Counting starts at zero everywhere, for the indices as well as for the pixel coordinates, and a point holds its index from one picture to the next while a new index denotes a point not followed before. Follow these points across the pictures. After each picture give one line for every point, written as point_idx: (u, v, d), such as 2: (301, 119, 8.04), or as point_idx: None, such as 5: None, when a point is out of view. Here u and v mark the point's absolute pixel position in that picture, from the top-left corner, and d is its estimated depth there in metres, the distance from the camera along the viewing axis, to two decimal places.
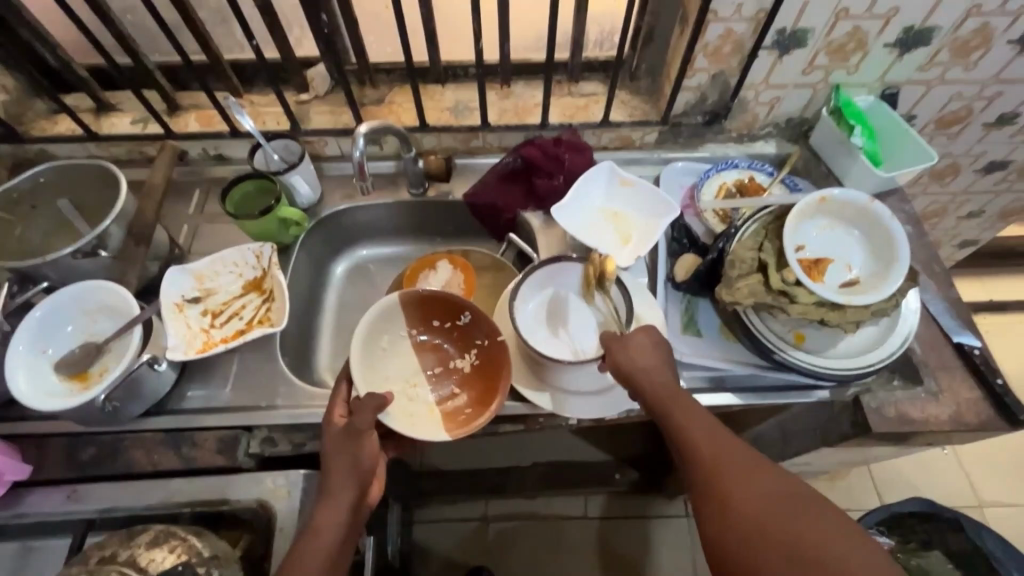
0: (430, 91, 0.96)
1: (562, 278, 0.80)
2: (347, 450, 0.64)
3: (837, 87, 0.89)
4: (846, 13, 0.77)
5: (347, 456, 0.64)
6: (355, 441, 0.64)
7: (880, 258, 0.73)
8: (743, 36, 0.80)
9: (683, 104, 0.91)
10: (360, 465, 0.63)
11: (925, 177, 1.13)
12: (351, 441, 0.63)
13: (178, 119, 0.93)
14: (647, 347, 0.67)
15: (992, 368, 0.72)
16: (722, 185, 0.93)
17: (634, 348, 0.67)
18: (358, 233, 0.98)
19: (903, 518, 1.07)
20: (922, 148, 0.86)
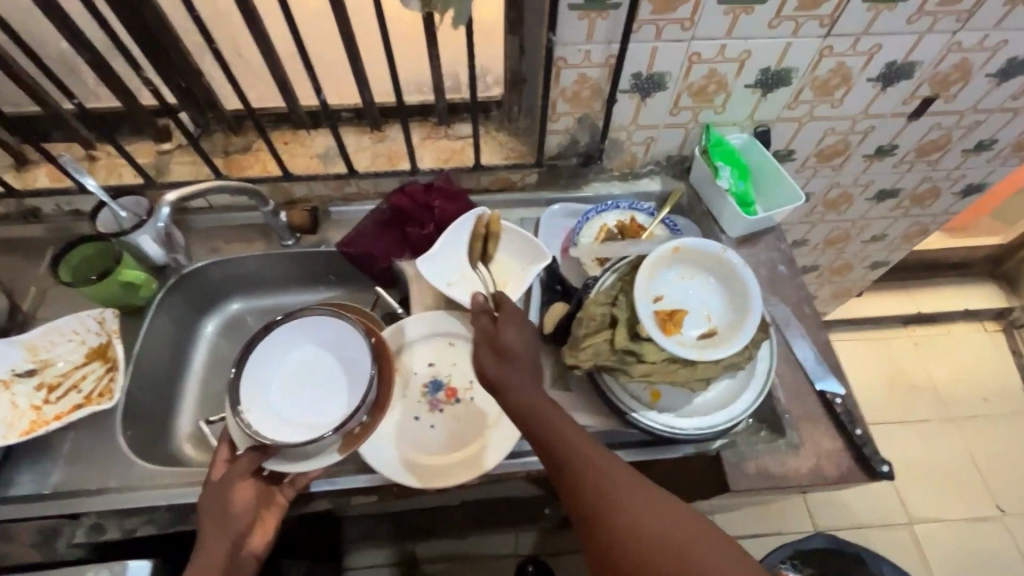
0: (300, 138, 0.92)
1: (276, 350, 0.75)
2: (222, 502, 0.64)
3: (708, 126, 0.88)
4: (698, 57, 0.76)
5: (221, 514, 0.63)
6: (227, 492, 0.64)
7: (737, 306, 0.71)
8: (599, 81, 0.78)
9: (555, 146, 0.89)
10: (231, 523, 0.63)
11: (820, 207, 1.13)
12: (223, 488, 0.64)
13: (25, 174, 0.88)
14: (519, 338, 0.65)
15: (853, 418, 0.71)
16: (602, 226, 0.91)
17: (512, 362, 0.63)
18: (230, 286, 0.94)
19: (811, 554, 1.05)
20: (791, 188, 0.86)
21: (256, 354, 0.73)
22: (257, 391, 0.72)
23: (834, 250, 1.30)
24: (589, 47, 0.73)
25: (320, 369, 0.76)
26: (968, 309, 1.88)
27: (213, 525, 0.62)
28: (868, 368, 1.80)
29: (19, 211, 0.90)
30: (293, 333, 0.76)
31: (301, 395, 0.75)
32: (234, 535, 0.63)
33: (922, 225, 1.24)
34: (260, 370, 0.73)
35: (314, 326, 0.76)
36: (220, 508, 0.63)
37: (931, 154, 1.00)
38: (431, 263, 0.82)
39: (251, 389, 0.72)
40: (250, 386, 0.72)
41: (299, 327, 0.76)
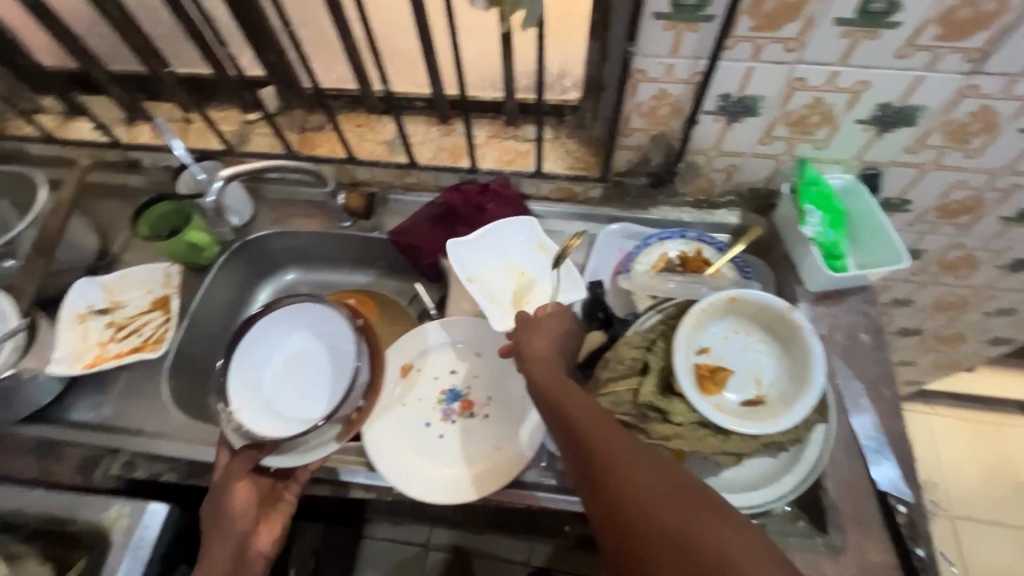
0: (370, 122, 0.93)
1: (264, 341, 0.78)
2: (226, 504, 0.64)
3: (804, 160, 0.77)
4: (801, 83, 0.66)
5: (226, 517, 0.64)
6: (229, 494, 0.65)
7: (794, 376, 0.62)
8: (680, 99, 0.71)
9: (625, 162, 0.83)
10: (233, 525, 0.64)
11: (934, 267, 0.96)
12: (222, 489, 0.65)
13: (132, 129, 0.97)
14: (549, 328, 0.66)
15: (915, 534, 0.59)
16: (662, 254, 0.84)
17: (540, 352, 0.64)
18: (288, 258, 0.98)
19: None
20: (894, 245, 0.73)
21: (247, 345, 0.76)
22: (244, 389, 0.74)
23: (945, 317, 1.12)
24: (672, 61, 0.66)
25: (302, 365, 0.79)
26: None
27: (217, 527, 0.63)
28: (969, 454, 1.55)
29: (124, 161, 0.99)
30: (279, 330, 0.79)
31: (287, 390, 0.77)
32: (238, 535, 0.64)
33: None
34: (244, 372, 0.75)
35: (306, 313, 0.79)
36: (219, 511, 0.64)
37: None
38: (454, 254, 0.78)
39: (239, 390, 0.73)
40: (237, 386, 0.73)
41: (281, 323, 0.79)
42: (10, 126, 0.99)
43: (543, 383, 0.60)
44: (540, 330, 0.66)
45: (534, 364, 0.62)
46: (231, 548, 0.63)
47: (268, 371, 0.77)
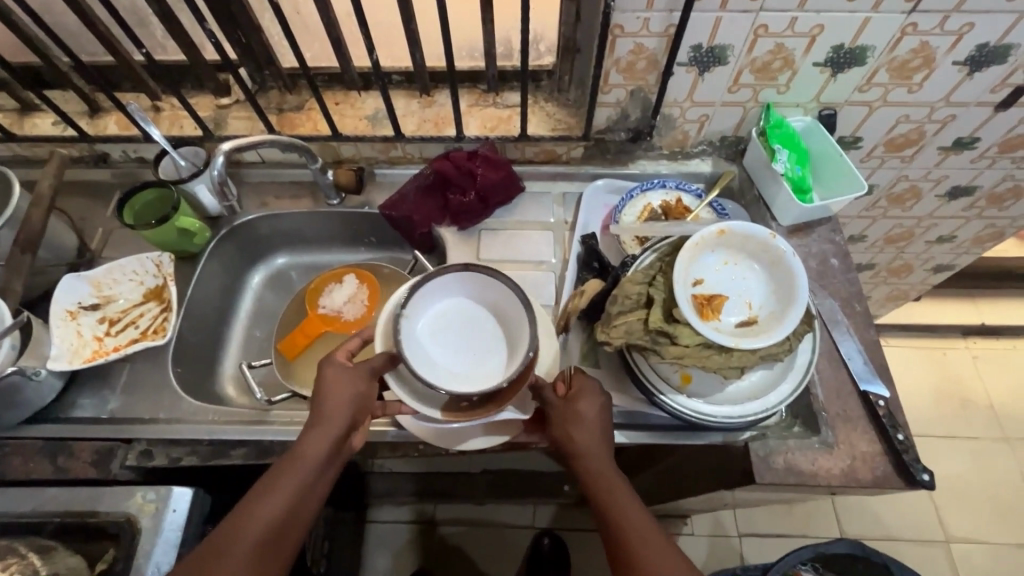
0: (350, 99, 0.93)
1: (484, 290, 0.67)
2: (345, 389, 0.64)
3: (769, 106, 0.83)
4: (764, 30, 0.72)
5: (342, 400, 0.64)
6: (352, 381, 0.64)
7: (781, 295, 0.68)
8: (656, 52, 0.75)
9: (605, 119, 0.87)
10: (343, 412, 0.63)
11: (883, 201, 1.06)
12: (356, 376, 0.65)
13: (97, 121, 0.93)
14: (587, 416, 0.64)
15: (895, 422, 0.68)
16: (647, 205, 0.89)
17: (580, 419, 0.64)
18: (277, 241, 0.97)
19: (834, 560, 1.02)
20: (853, 174, 0.81)
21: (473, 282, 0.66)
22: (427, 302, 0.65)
23: (894, 249, 1.23)
24: (648, 15, 0.70)
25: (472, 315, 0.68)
26: None
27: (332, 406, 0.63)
28: (919, 378, 1.71)
29: (91, 156, 0.95)
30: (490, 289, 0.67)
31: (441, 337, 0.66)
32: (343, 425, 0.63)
33: (998, 229, 1.15)
34: (440, 291, 0.66)
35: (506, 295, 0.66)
36: (350, 394, 0.64)
37: (1016, 150, 0.92)
38: None
39: (414, 299, 0.64)
40: (414, 298, 0.64)
41: (486, 283, 0.66)
42: None
43: (576, 455, 0.64)
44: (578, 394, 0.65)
45: (571, 435, 0.64)
46: (338, 435, 0.63)
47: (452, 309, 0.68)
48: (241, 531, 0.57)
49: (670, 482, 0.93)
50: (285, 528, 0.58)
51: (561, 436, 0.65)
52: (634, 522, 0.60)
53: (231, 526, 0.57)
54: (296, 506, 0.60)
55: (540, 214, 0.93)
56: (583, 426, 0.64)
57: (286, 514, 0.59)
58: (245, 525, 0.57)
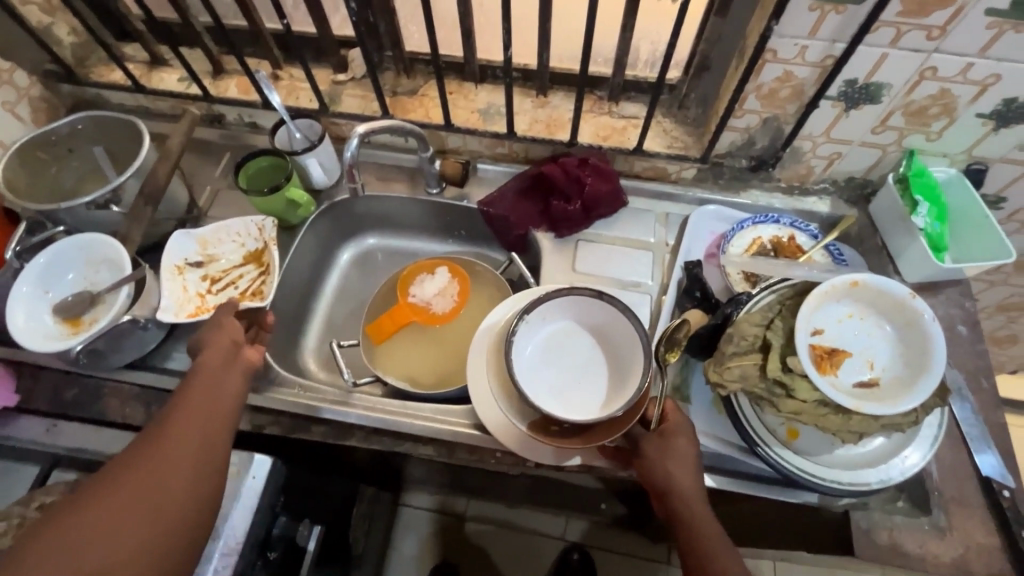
0: (464, 90, 0.92)
1: (611, 328, 0.69)
2: (218, 336, 0.66)
3: (912, 152, 0.77)
4: (932, 72, 0.66)
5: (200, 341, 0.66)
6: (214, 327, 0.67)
7: (909, 362, 0.63)
8: (804, 82, 0.71)
9: (727, 144, 0.83)
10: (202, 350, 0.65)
11: (1009, 268, 0.98)
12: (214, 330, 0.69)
13: (219, 82, 0.95)
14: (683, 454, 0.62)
15: (1021, 518, 0.62)
16: (756, 238, 0.85)
17: (673, 455, 0.62)
18: (370, 222, 0.98)
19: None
20: (999, 239, 0.75)
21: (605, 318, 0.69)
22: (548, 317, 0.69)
23: (1004, 319, 1.13)
24: (807, 42, 0.66)
25: (586, 349, 0.70)
26: None
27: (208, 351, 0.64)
28: None
29: (207, 115, 0.97)
30: (614, 327, 0.69)
31: (556, 357, 0.70)
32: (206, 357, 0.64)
33: None
34: (566, 309, 0.70)
35: (630, 339, 0.67)
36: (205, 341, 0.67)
37: None
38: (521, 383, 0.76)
39: (543, 312, 0.69)
40: (544, 311, 0.69)
41: (616, 320, 0.68)
42: (93, 73, 0.97)
43: (670, 490, 0.61)
44: (672, 428, 0.64)
45: (667, 469, 0.61)
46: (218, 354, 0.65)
47: (573, 337, 0.71)
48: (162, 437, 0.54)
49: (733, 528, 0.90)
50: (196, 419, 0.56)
51: (652, 468, 0.62)
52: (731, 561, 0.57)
53: (158, 443, 0.52)
54: (208, 420, 0.56)
55: (640, 232, 0.89)
56: (678, 463, 0.62)
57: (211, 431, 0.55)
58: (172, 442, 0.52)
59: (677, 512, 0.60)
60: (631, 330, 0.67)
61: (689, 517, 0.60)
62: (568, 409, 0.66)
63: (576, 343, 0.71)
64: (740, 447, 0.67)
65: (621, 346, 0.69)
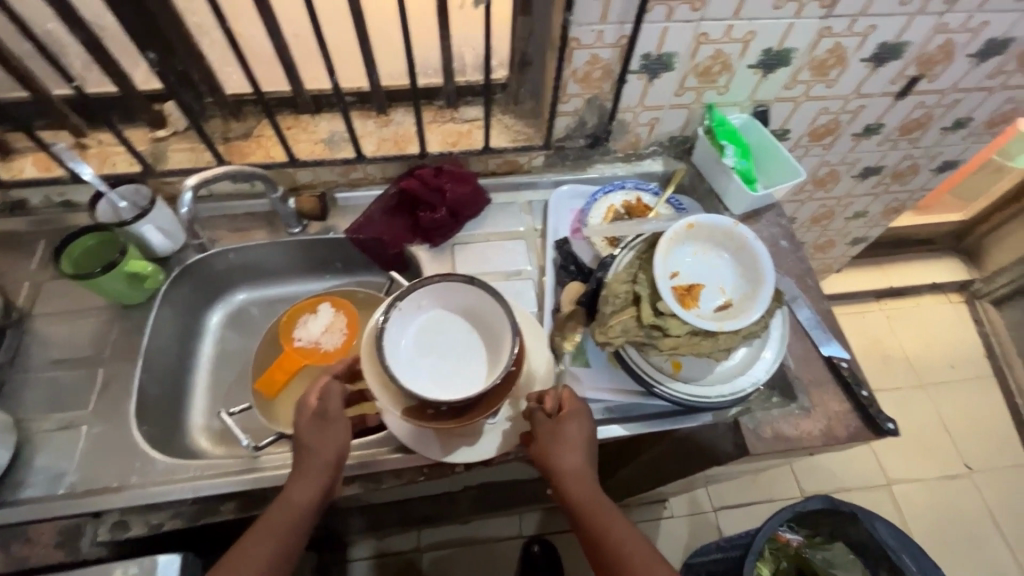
0: (303, 123, 0.90)
1: (479, 308, 0.72)
2: (327, 441, 0.65)
3: (711, 106, 0.90)
4: (705, 37, 0.78)
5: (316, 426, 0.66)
6: (333, 431, 0.65)
7: (747, 277, 0.74)
8: (610, 62, 0.79)
9: (564, 128, 0.91)
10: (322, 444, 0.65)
11: (809, 186, 1.17)
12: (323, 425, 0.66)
13: (11, 164, 0.83)
14: (573, 440, 0.66)
15: (858, 380, 0.76)
16: (610, 207, 0.93)
17: (565, 438, 0.65)
18: (235, 277, 0.92)
19: (805, 517, 1.12)
20: (790, 162, 0.88)
21: (474, 297, 0.71)
22: (422, 304, 0.70)
23: (819, 228, 1.36)
24: (602, 27, 0.74)
25: (458, 330, 0.72)
26: (934, 283, 2.01)
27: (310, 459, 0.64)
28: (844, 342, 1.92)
29: (4, 204, 0.85)
30: (481, 305, 0.71)
31: (432, 343, 0.70)
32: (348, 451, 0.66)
33: (901, 202, 1.31)
34: (436, 295, 0.71)
35: (494, 314, 0.70)
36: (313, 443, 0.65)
37: (913, 132, 1.06)
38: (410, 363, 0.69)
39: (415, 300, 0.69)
40: (416, 300, 0.70)
41: (480, 300, 0.71)
42: None
43: (557, 473, 0.65)
44: (567, 415, 0.67)
45: (552, 456, 0.65)
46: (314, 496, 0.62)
47: (444, 319, 0.72)
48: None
49: (659, 468, 0.98)
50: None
51: (543, 457, 0.66)
52: (619, 533, 0.63)
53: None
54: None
55: (510, 224, 0.94)
56: (570, 447, 0.65)
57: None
58: None
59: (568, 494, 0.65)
60: (498, 304, 0.70)
61: (584, 498, 0.64)
62: (446, 389, 0.67)
63: (448, 324, 0.72)
64: (639, 391, 0.75)
65: (491, 323, 0.71)
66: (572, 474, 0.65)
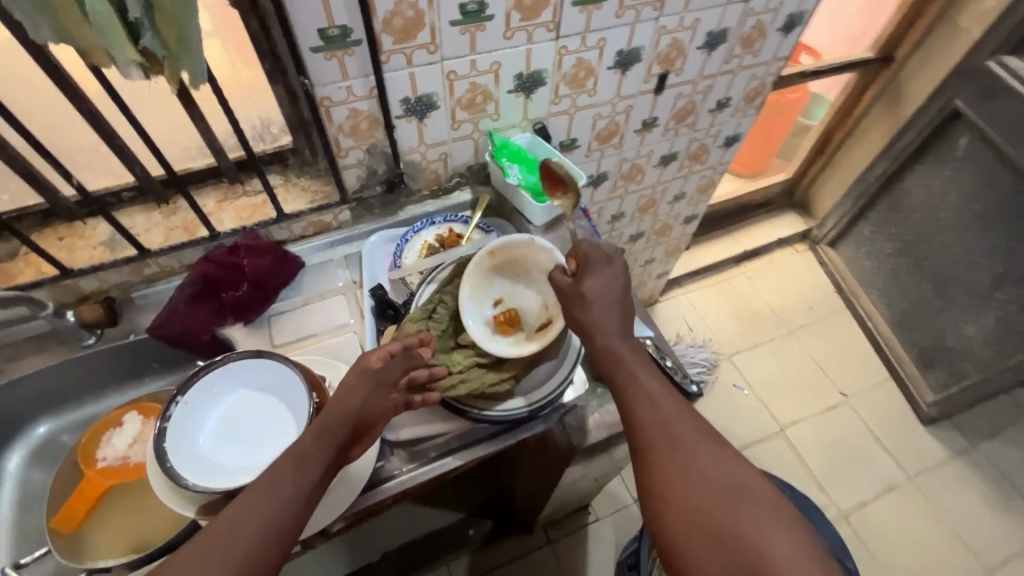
0: (78, 229, 0.86)
1: (277, 379, 0.70)
2: (351, 396, 0.62)
3: (491, 132, 0.96)
4: (455, 74, 0.83)
5: (338, 410, 0.61)
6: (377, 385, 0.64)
7: (537, 293, 0.84)
8: (372, 112, 0.83)
9: (356, 179, 0.93)
10: (341, 421, 0.60)
11: (620, 181, 1.27)
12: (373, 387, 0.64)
13: None
14: (598, 295, 0.71)
15: (662, 352, 0.82)
16: (423, 244, 0.95)
17: (589, 300, 0.71)
18: (31, 407, 0.85)
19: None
20: (572, 169, 0.96)
21: (269, 370, 0.70)
22: (212, 390, 0.68)
23: (650, 215, 1.47)
24: (348, 83, 0.77)
25: (261, 406, 0.69)
26: (780, 238, 2.22)
27: (308, 444, 0.59)
28: (717, 309, 2.07)
29: None
30: (278, 375, 0.69)
31: (233, 427, 0.68)
32: (341, 444, 0.61)
33: (710, 177, 1.45)
34: (228, 377, 0.69)
35: (292, 381, 0.69)
36: (342, 404, 0.61)
37: (687, 118, 1.18)
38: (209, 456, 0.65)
39: (202, 388, 0.67)
40: (205, 387, 0.67)
41: (276, 371, 0.69)
42: None
43: (589, 331, 0.70)
44: (585, 273, 0.73)
45: (579, 316, 0.71)
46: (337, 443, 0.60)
47: (243, 400, 0.70)
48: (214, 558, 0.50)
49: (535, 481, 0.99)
50: (270, 540, 0.53)
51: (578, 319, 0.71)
52: (652, 402, 0.63)
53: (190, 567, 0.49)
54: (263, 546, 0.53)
55: (327, 282, 0.93)
56: (592, 302, 0.70)
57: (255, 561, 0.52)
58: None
59: (604, 356, 0.68)
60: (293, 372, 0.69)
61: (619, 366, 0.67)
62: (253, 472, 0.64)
63: (248, 403, 0.69)
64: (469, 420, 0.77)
65: (291, 391, 0.69)
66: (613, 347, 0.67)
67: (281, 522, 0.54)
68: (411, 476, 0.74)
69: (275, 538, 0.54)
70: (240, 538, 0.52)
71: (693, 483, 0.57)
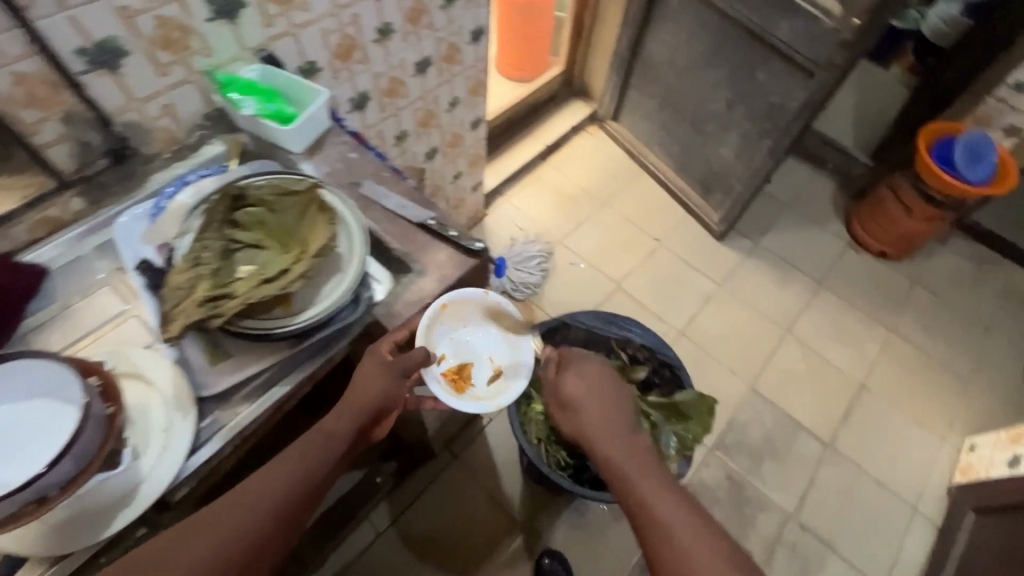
0: None
1: (37, 377, 0.64)
2: (370, 381, 0.79)
3: (211, 71, 0.90)
4: (128, 11, 0.76)
5: (364, 397, 0.79)
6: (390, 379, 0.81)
7: (306, 209, 0.78)
8: (43, 74, 0.73)
9: (69, 158, 0.83)
10: (365, 404, 0.79)
11: (385, 98, 1.28)
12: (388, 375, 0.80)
13: None
14: (578, 388, 0.93)
15: (445, 226, 0.88)
16: (180, 206, 0.85)
17: (578, 397, 0.93)
18: None
19: None
20: (311, 87, 0.95)
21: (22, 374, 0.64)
22: None
23: (434, 128, 1.51)
24: None
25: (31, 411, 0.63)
26: (573, 126, 2.42)
27: (336, 424, 0.77)
28: (538, 204, 2.24)
29: None
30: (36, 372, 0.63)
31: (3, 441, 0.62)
32: (362, 427, 0.79)
33: (475, 76, 1.51)
34: None
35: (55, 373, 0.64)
36: (362, 391, 0.79)
37: (421, 19, 1.20)
38: None
39: None
40: None
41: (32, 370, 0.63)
42: None
43: (573, 404, 0.92)
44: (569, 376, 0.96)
45: (570, 395, 0.93)
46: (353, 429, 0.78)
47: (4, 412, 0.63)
48: (234, 517, 0.65)
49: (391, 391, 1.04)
50: (274, 511, 0.68)
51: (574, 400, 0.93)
52: (614, 442, 0.86)
53: (213, 517, 0.65)
54: (279, 519, 0.68)
55: (87, 281, 0.83)
56: (583, 395, 0.93)
57: (264, 534, 0.66)
58: (208, 539, 0.63)
59: (581, 407, 0.92)
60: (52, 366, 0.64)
61: (600, 423, 0.89)
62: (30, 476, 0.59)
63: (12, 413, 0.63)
64: (285, 345, 0.77)
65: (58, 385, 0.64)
66: (600, 418, 0.89)
67: (287, 506, 0.69)
68: (244, 420, 0.74)
69: (280, 520, 0.68)
70: (258, 506, 0.67)
71: (648, 497, 0.77)
